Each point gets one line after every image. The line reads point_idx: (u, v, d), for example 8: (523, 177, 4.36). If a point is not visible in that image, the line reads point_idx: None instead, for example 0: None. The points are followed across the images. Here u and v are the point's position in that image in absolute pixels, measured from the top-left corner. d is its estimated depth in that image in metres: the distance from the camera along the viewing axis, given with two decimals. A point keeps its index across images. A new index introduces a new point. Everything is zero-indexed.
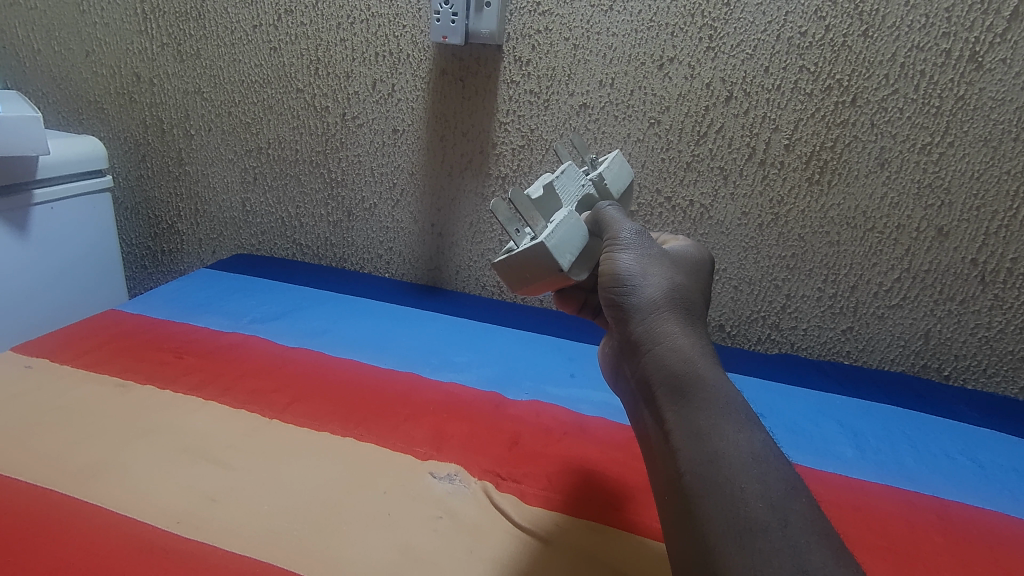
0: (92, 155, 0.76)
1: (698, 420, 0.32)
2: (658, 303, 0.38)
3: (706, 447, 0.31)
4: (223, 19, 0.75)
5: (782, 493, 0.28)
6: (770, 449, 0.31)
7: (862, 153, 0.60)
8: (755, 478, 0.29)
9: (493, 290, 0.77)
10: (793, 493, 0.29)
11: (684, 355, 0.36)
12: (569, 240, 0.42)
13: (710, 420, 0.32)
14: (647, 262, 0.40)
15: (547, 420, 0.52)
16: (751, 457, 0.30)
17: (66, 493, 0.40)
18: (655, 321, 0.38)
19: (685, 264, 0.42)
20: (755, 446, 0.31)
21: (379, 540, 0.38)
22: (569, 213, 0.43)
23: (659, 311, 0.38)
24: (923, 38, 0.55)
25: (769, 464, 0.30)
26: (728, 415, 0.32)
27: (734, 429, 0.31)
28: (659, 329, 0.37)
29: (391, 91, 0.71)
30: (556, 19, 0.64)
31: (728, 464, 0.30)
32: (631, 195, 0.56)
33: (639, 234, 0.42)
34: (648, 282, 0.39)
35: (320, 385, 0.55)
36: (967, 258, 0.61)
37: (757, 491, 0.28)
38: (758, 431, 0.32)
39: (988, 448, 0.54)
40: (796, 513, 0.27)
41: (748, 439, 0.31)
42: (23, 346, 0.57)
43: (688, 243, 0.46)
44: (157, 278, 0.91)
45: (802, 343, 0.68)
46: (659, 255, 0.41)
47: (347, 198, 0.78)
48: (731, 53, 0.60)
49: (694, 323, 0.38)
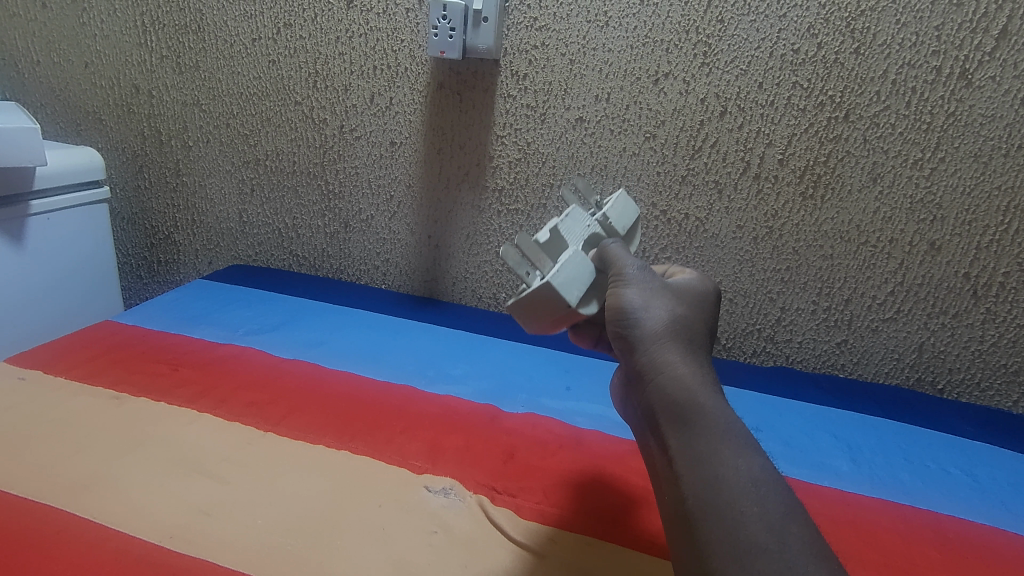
0: (89, 166, 0.76)
1: (699, 445, 0.32)
2: (659, 335, 0.38)
3: (706, 471, 0.31)
4: (222, 32, 0.75)
5: (780, 516, 0.28)
6: (770, 473, 0.31)
7: (856, 168, 0.60)
8: (754, 500, 0.29)
9: (490, 302, 0.77)
10: (793, 515, 0.29)
11: (684, 383, 0.36)
12: (577, 277, 0.42)
13: (710, 445, 0.32)
14: (646, 295, 0.40)
15: (543, 434, 0.52)
16: (750, 481, 0.30)
17: (58, 507, 0.40)
18: (657, 350, 0.38)
19: (688, 296, 0.42)
20: (754, 470, 0.31)
21: (372, 554, 0.38)
22: (574, 252, 0.43)
23: (660, 341, 0.38)
24: (914, 55, 0.56)
25: (768, 488, 0.30)
26: (727, 439, 0.32)
27: (733, 454, 0.31)
28: (661, 359, 0.37)
29: (389, 105, 0.72)
30: (552, 34, 0.65)
31: (727, 488, 0.30)
32: (635, 234, 0.54)
33: (642, 270, 0.42)
34: (649, 315, 0.39)
35: (314, 398, 0.54)
36: (960, 272, 0.61)
37: (756, 514, 0.28)
38: (758, 456, 0.32)
39: (984, 463, 0.54)
40: (795, 534, 0.27)
41: (747, 463, 0.31)
42: (18, 358, 0.56)
43: (693, 277, 0.45)
44: (152, 289, 0.91)
45: (797, 356, 0.69)
46: (659, 288, 0.41)
47: (345, 210, 0.78)
48: (725, 68, 0.61)
49: (695, 352, 0.39)
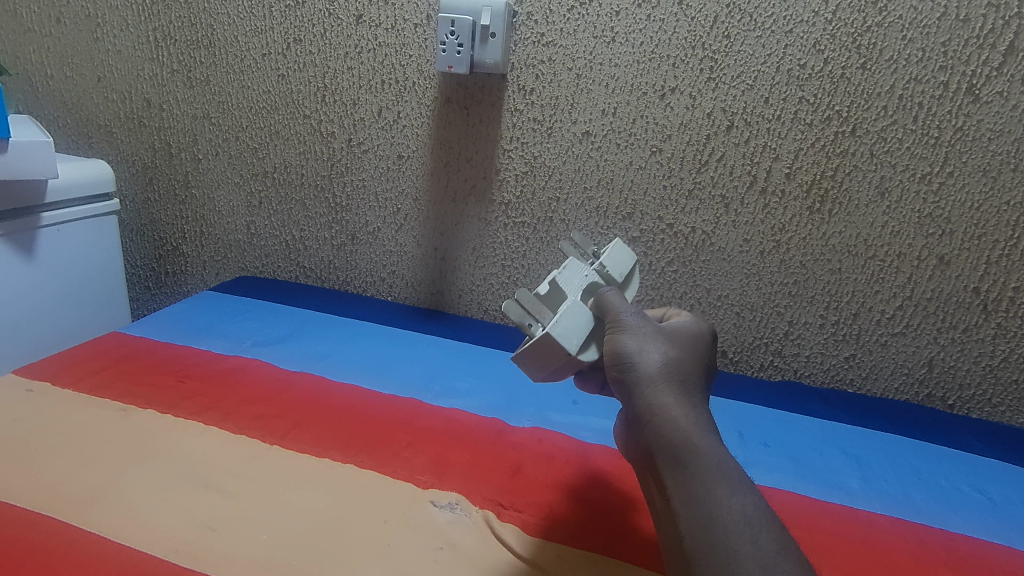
0: (100, 178, 0.76)
1: (694, 485, 0.33)
2: (654, 377, 0.38)
3: (701, 510, 0.32)
4: (233, 47, 0.76)
5: (771, 555, 0.29)
6: (762, 511, 0.32)
7: (863, 182, 0.60)
8: (746, 539, 0.30)
9: (495, 314, 0.77)
10: (784, 553, 0.29)
11: (679, 422, 0.36)
12: (575, 325, 0.42)
13: (705, 485, 0.33)
14: (641, 339, 0.40)
15: (549, 448, 0.51)
16: (743, 520, 0.31)
17: (63, 520, 0.40)
18: (653, 393, 0.38)
19: (684, 339, 0.42)
20: (747, 509, 0.31)
21: (379, 570, 0.37)
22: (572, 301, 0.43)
23: (655, 383, 0.38)
24: (921, 70, 0.56)
25: (760, 528, 0.30)
26: (721, 479, 0.33)
27: (727, 494, 0.32)
28: (656, 401, 0.37)
29: (397, 118, 0.72)
30: (559, 50, 0.65)
31: (721, 527, 0.31)
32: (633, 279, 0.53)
33: (636, 316, 0.41)
34: (644, 358, 0.39)
35: (320, 411, 0.54)
36: (969, 287, 0.61)
37: (749, 552, 0.29)
38: (751, 494, 0.32)
39: (997, 481, 0.53)
40: (786, 572, 0.28)
41: (740, 502, 0.32)
42: (26, 369, 0.57)
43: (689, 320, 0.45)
44: (160, 299, 0.91)
45: (805, 371, 0.68)
46: (653, 332, 0.41)
47: (352, 222, 0.79)
48: (732, 83, 0.61)
49: (691, 389, 0.39)
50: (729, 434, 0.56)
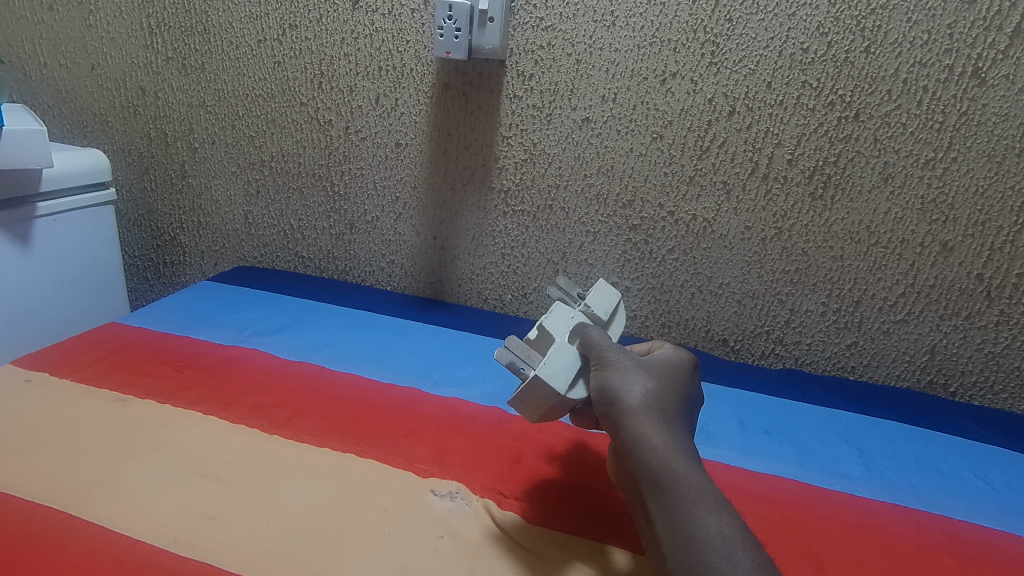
0: (96, 167, 0.76)
1: (675, 507, 0.34)
2: (636, 409, 0.39)
3: (681, 532, 0.33)
4: (228, 33, 0.75)
5: (746, 571, 0.30)
6: (738, 529, 0.33)
7: (866, 168, 0.60)
8: (723, 556, 0.31)
9: (495, 303, 0.77)
10: (757, 568, 0.30)
11: (659, 451, 0.37)
12: (563, 366, 0.42)
13: (684, 507, 0.34)
14: (623, 373, 0.41)
15: (550, 437, 0.51)
16: (720, 537, 0.32)
17: (62, 510, 0.39)
18: (634, 423, 0.38)
19: (664, 369, 0.43)
20: (724, 527, 0.32)
21: (380, 560, 0.37)
22: (559, 344, 0.44)
23: (637, 415, 0.39)
24: (926, 54, 0.55)
25: (737, 544, 0.32)
26: (699, 501, 0.34)
27: (705, 512, 0.33)
28: (637, 431, 0.38)
29: (394, 105, 0.72)
30: (558, 34, 0.64)
31: (699, 546, 0.32)
32: (620, 318, 0.53)
33: (618, 352, 0.43)
34: (626, 391, 0.40)
35: (319, 401, 0.54)
36: (972, 273, 0.60)
37: (725, 569, 0.30)
38: (728, 513, 0.34)
39: (997, 467, 0.53)
40: None
41: (717, 521, 0.33)
42: (24, 359, 0.57)
43: (670, 351, 0.46)
44: (158, 290, 0.91)
45: (806, 358, 0.68)
46: (633, 365, 0.42)
47: (350, 211, 0.78)
48: (733, 68, 0.60)
49: (672, 418, 0.40)
50: (730, 423, 0.56)
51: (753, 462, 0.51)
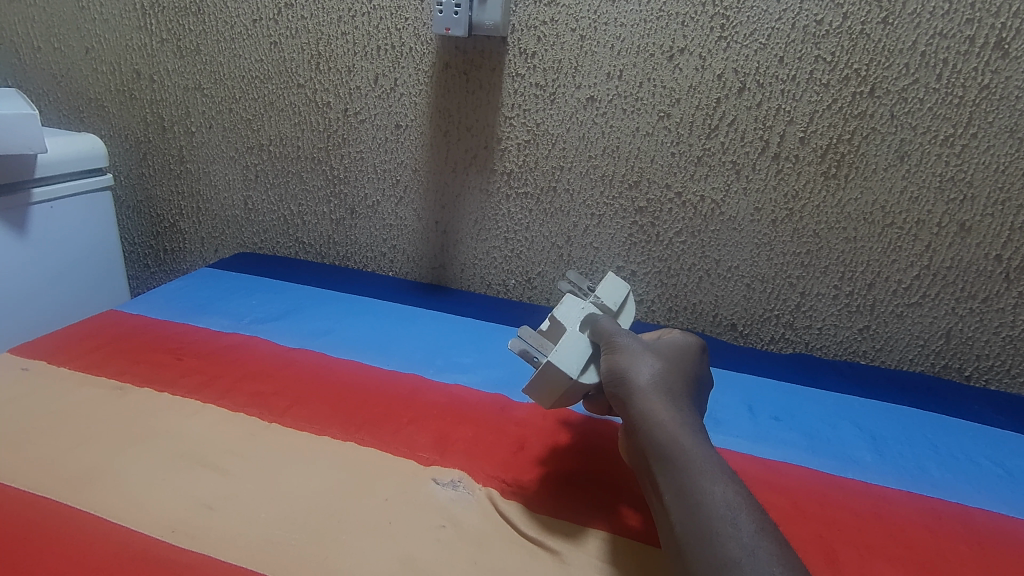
0: (92, 152, 0.74)
1: (680, 478, 0.33)
2: (645, 389, 0.38)
3: (687, 502, 0.32)
4: (222, 13, 0.74)
5: (752, 537, 0.29)
6: (744, 497, 0.32)
7: (881, 146, 0.58)
8: (728, 522, 0.30)
9: (499, 289, 0.76)
10: (762, 533, 0.30)
11: (667, 425, 0.36)
12: (574, 352, 0.41)
13: (690, 478, 0.33)
14: (632, 356, 0.40)
15: (554, 423, 0.50)
16: (725, 505, 0.31)
17: (57, 500, 0.39)
18: (643, 402, 0.38)
19: (672, 353, 0.42)
20: (730, 495, 0.32)
21: (381, 551, 0.36)
22: (571, 332, 0.43)
23: (647, 394, 0.38)
24: (947, 25, 0.53)
25: (743, 512, 0.31)
26: (704, 471, 0.33)
27: (710, 482, 0.32)
28: (645, 408, 0.37)
29: (394, 86, 0.70)
30: (562, 10, 0.62)
31: (705, 514, 0.31)
32: (631, 309, 0.52)
33: (629, 337, 0.42)
34: (635, 372, 0.39)
35: (319, 388, 0.53)
36: (991, 254, 0.58)
37: (730, 534, 0.30)
38: (735, 484, 0.33)
39: (1013, 452, 0.51)
40: (767, 552, 0.29)
41: (722, 490, 0.32)
42: (21, 347, 0.56)
43: (680, 336, 0.45)
44: (159, 278, 0.90)
45: (817, 343, 0.66)
46: (642, 348, 0.41)
47: (350, 195, 0.77)
48: (744, 42, 0.58)
49: (680, 397, 0.39)
50: (738, 408, 0.55)
51: (763, 449, 0.49)
